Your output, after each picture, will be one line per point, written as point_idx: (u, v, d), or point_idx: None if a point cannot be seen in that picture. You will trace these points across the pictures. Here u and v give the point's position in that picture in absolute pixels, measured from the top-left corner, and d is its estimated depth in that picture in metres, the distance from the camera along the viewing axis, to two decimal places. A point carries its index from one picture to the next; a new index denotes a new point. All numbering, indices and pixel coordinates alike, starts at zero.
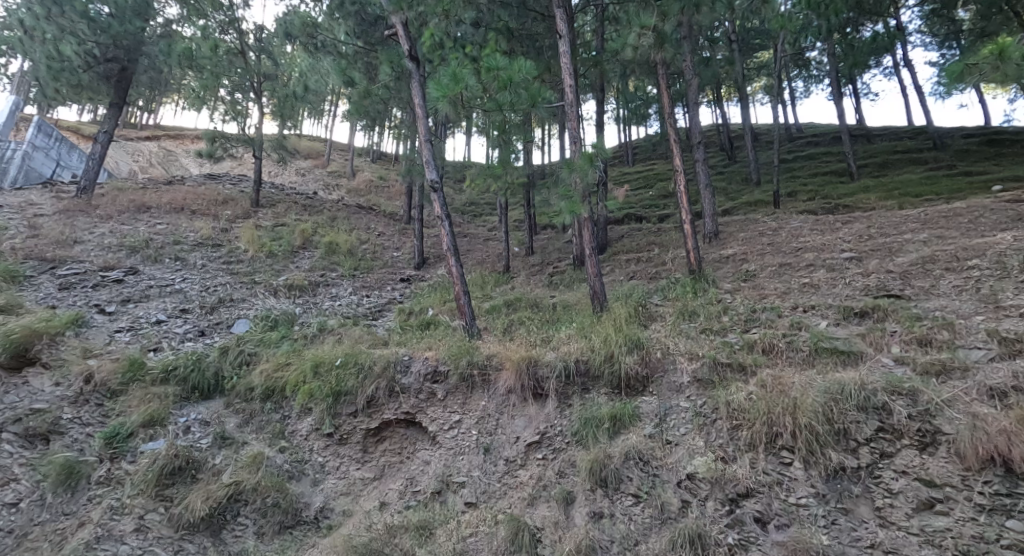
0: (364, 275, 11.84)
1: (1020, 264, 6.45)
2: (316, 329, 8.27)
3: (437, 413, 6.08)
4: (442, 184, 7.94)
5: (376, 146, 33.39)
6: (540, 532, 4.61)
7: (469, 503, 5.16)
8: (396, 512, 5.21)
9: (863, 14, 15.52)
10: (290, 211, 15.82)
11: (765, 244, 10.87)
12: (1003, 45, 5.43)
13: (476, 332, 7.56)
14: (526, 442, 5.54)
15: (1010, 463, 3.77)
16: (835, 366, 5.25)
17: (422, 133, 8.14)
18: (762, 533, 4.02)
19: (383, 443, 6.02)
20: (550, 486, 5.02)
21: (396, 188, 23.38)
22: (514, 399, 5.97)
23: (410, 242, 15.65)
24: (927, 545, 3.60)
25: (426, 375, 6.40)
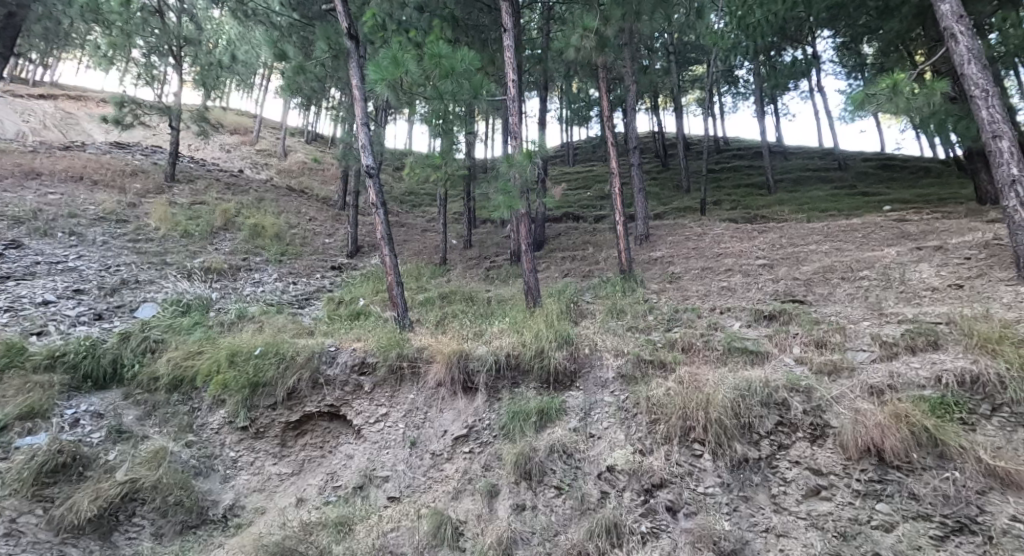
0: (293, 261, 11.41)
1: (902, 276, 7.17)
2: (235, 316, 7.91)
3: (363, 406, 5.99)
4: (377, 170, 7.75)
5: (310, 127, 32.14)
6: (462, 526, 4.67)
7: (392, 497, 5.15)
8: (314, 509, 5.12)
9: (786, 39, 16.65)
10: (211, 189, 14.92)
11: (691, 248, 11.45)
12: (897, 78, 6.08)
13: (407, 324, 7.49)
14: (454, 436, 5.56)
15: (882, 454, 4.18)
16: (744, 364, 5.65)
17: (359, 116, 7.89)
18: (671, 521, 4.28)
19: (305, 436, 5.87)
20: (475, 479, 5.07)
21: (331, 172, 22.60)
22: (443, 392, 5.97)
23: (343, 229, 15.23)
24: (812, 528, 3.97)
25: (353, 367, 6.27)
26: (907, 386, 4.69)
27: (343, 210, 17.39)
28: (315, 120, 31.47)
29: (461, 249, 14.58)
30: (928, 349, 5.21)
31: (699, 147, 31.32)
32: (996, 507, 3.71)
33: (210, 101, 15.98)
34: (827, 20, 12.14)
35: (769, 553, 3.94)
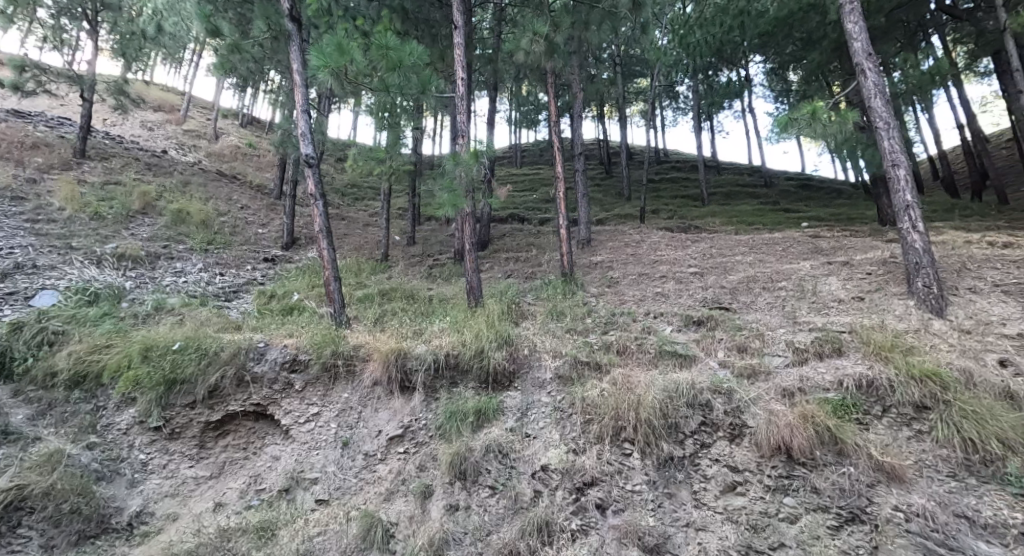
0: (220, 251, 10.91)
1: (815, 287, 7.76)
2: (151, 308, 7.48)
3: (292, 405, 5.83)
4: (317, 159, 7.52)
5: (245, 110, 30.77)
6: (393, 528, 4.63)
7: (321, 500, 5.03)
8: (234, 514, 4.93)
9: (724, 59, 17.55)
10: (127, 169, 14.01)
11: (629, 255, 11.86)
12: (816, 105, 6.62)
13: (343, 321, 7.34)
14: (388, 436, 5.52)
15: (790, 451, 4.52)
16: (673, 366, 5.94)
17: (299, 103, 7.65)
18: (600, 518, 4.43)
19: (226, 437, 5.63)
20: (409, 480, 5.05)
21: (267, 159, 21.73)
22: (379, 391, 5.92)
23: (277, 219, 14.69)
24: (728, 522, 4.23)
25: (283, 364, 6.10)
26: (814, 389, 5.09)
27: (279, 199, 16.77)
28: (250, 103, 30.17)
29: (403, 246, 14.41)
30: (833, 355, 5.67)
31: (641, 157, 32.41)
32: (881, 499, 4.11)
33: (131, 74, 14.98)
34: (758, 45, 12.95)
35: (690, 546, 4.15)
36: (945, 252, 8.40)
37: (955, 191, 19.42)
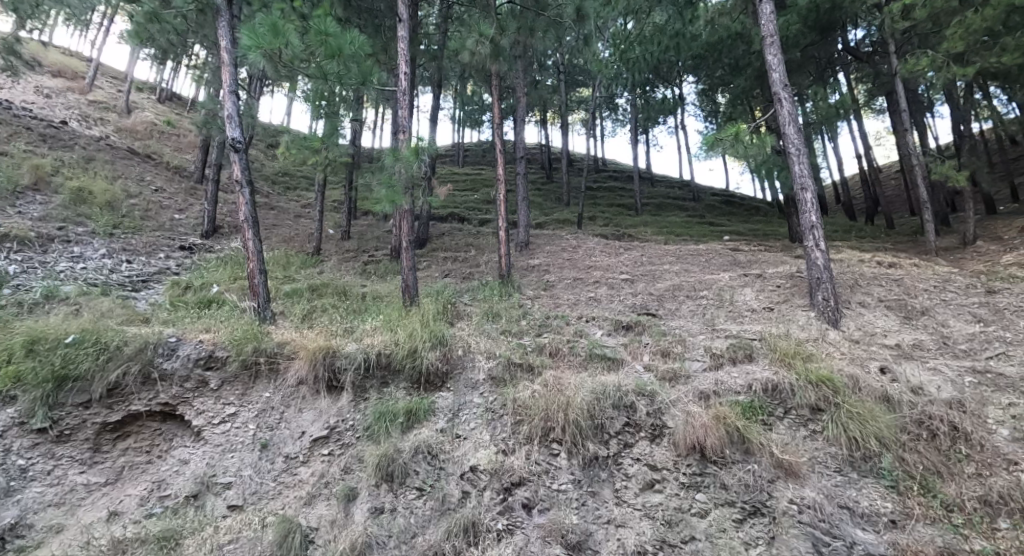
0: (128, 236, 10.20)
1: (733, 297, 8.28)
2: (40, 297, 6.89)
3: (205, 404, 5.56)
4: (245, 144, 7.20)
5: (162, 84, 28.73)
6: (313, 532, 4.50)
7: (233, 506, 4.80)
8: (131, 523, 4.63)
9: (661, 76, 18.34)
10: (17, 138, 12.74)
11: (565, 259, 12.14)
12: (740, 128, 7.15)
13: (268, 317, 7.06)
14: (312, 437, 5.36)
15: (704, 450, 4.81)
16: (602, 369, 6.16)
17: (226, 83, 7.27)
18: (526, 518, 4.51)
19: (126, 440, 5.29)
20: (332, 483, 4.92)
21: (187, 139, 20.43)
22: (304, 390, 5.77)
23: (197, 205, 13.88)
24: (645, 518, 4.43)
25: (197, 361, 5.83)
26: (727, 391, 5.45)
27: (201, 183, 15.86)
28: (170, 77, 28.25)
29: (336, 240, 14.03)
30: (745, 361, 6.09)
31: (580, 164, 33.20)
32: (779, 492, 4.46)
33: (26, 33, 13.65)
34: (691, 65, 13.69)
35: (610, 542, 4.31)
36: (843, 269, 9.23)
37: (853, 214, 21.32)
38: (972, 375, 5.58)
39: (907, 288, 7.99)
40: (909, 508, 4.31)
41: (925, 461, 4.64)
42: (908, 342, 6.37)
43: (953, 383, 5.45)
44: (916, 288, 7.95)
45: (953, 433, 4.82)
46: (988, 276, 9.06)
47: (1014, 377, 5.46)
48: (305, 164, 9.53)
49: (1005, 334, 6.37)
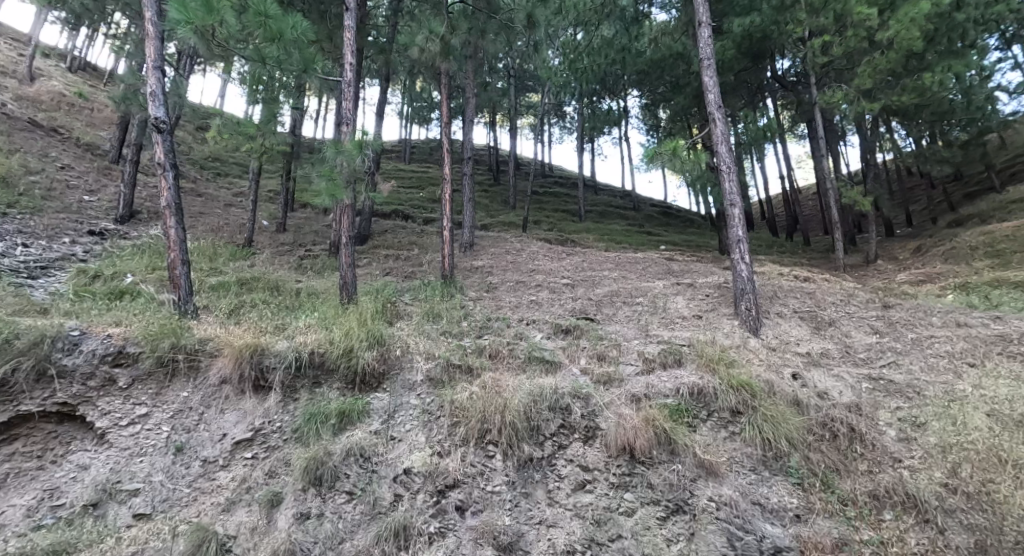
0: (26, 217, 9.39)
1: (666, 305, 8.63)
2: None
3: (111, 405, 5.21)
4: (169, 126, 6.79)
5: (75, 52, 26.47)
6: (231, 541, 4.31)
7: (139, 515, 4.50)
8: (16, 536, 4.25)
9: (607, 87, 18.84)
10: None
11: (508, 262, 12.23)
12: (677, 144, 7.51)
13: (190, 311, 6.71)
14: (234, 440, 5.14)
15: (633, 451, 4.99)
16: (540, 371, 6.26)
17: (150, 58, 6.80)
18: (459, 520, 4.51)
19: (14, 444, 4.87)
20: (254, 488, 4.71)
21: (104, 116, 18.98)
22: (227, 390, 5.53)
23: (112, 188, 12.95)
24: (575, 518, 4.54)
25: (104, 357, 5.47)
26: (657, 395, 5.68)
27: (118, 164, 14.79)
28: (85, 45, 26.09)
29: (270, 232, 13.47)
30: (674, 365, 6.37)
31: (527, 168, 33.51)
32: (700, 491, 4.69)
33: None
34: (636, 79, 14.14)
35: (540, 542, 4.38)
36: (764, 281, 9.84)
37: (776, 229, 22.72)
38: (869, 381, 6.08)
39: (817, 301, 8.62)
40: (812, 503, 4.63)
41: (827, 460, 5.00)
42: (817, 351, 6.88)
43: (852, 388, 5.94)
44: (825, 301, 8.60)
45: (850, 434, 5.22)
46: (885, 292, 9.95)
47: (903, 383, 6.00)
48: (237, 151, 9.10)
49: (898, 344, 7.01)
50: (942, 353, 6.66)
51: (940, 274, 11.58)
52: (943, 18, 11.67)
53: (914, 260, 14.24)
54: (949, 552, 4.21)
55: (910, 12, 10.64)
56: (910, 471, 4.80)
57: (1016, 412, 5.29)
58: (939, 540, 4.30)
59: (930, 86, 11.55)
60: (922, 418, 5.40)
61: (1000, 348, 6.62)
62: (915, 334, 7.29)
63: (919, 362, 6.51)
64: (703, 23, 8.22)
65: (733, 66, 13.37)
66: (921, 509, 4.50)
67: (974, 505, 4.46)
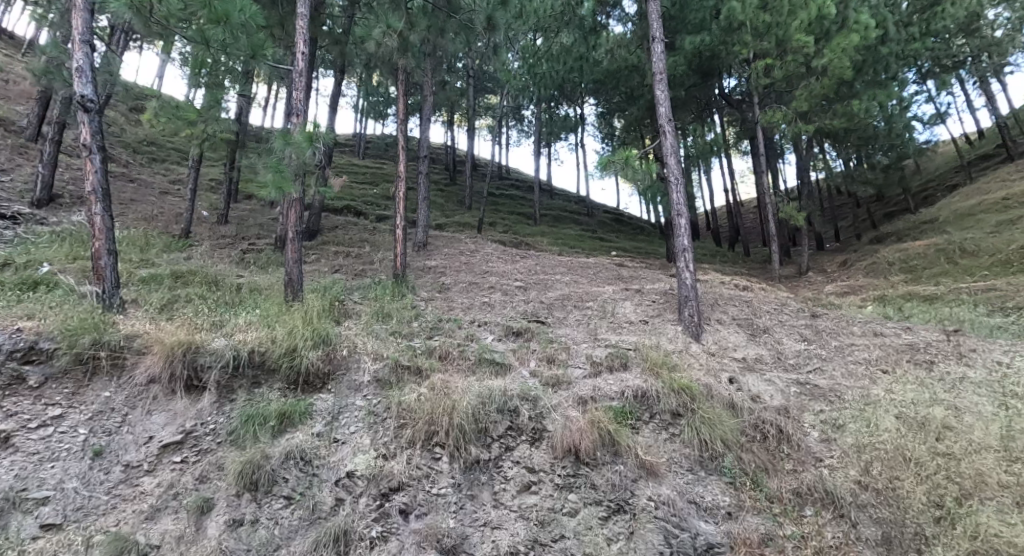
0: None
1: (615, 310, 8.81)
2: None
3: (20, 405, 4.80)
4: (98, 106, 6.36)
5: None
6: (154, 551, 4.07)
7: (47, 525, 4.15)
8: None
9: (564, 94, 19.07)
10: None
11: (461, 262, 12.18)
12: (630, 153, 7.74)
13: (116, 306, 6.32)
14: (162, 443, 4.87)
15: (578, 453, 5.06)
16: (489, 373, 6.26)
17: (78, 31, 6.32)
18: (402, 523, 4.44)
19: None
20: (182, 494, 4.47)
21: (25, 91, 17.63)
22: (155, 390, 5.26)
23: (31, 169, 12.06)
24: (520, 519, 4.56)
25: (12, 353, 5.08)
26: (603, 397, 5.80)
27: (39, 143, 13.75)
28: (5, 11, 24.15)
29: (211, 224, 12.89)
30: (620, 368, 6.51)
31: (484, 169, 33.45)
32: (640, 490, 4.80)
33: None
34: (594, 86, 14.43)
35: (484, 544, 4.37)
36: (706, 289, 10.22)
37: (720, 240, 23.63)
38: (797, 386, 6.44)
39: (753, 310, 9.03)
40: (742, 500, 4.82)
41: (758, 459, 5.23)
42: (753, 356, 7.21)
43: (782, 392, 6.27)
44: (761, 310, 9.02)
45: (779, 435, 5.50)
46: (815, 302, 10.54)
47: (826, 388, 6.38)
48: (176, 136, 8.66)
49: (823, 351, 7.45)
50: (861, 359, 7.13)
51: (863, 287, 12.40)
52: (869, 51, 13.18)
53: (841, 273, 15.17)
54: (859, 544, 4.48)
55: (842, 43, 11.75)
56: (829, 470, 5.09)
57: (921, 413, 5.68)
58: (852, 533, 4.56)
59: (857, 113, 12.61)
60: (842, 420, 5.74)
61: (910, 355, 7.17)
62: (838, 341, 7.78)
63: (840, 368, 6.93)
64: (656, 39, 8.47)
65: (684, 81, 13.84)
66: (838, 505, 4.76)
67: (882, 500, 4.76)
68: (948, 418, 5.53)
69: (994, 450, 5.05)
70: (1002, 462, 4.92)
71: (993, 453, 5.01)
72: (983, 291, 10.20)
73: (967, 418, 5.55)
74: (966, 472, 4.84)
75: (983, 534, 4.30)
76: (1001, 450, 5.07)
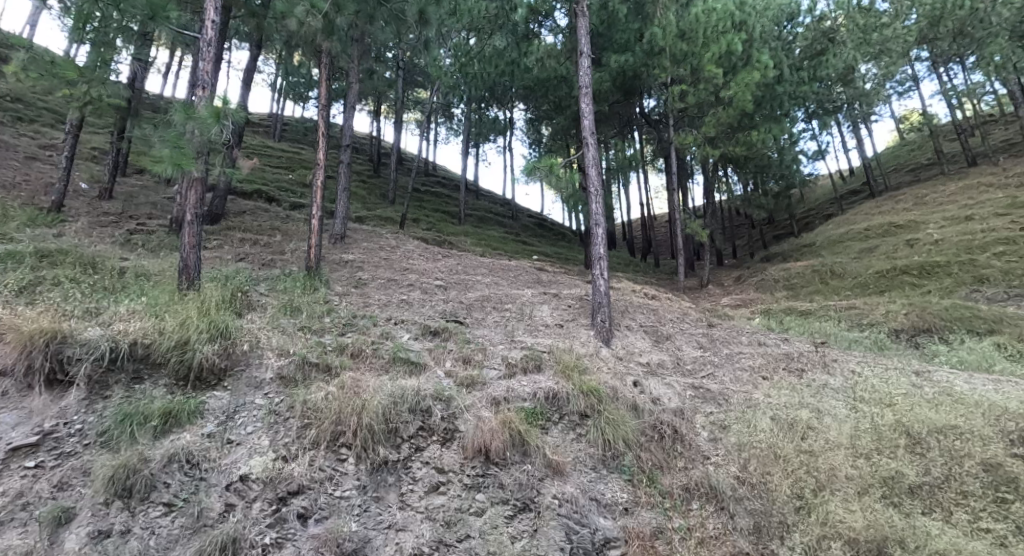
0: None
1: (533, 312, 8.93)
2: None
3: None
4: None
5: None
6: None
7: None
8: None
9: (494, 95, 19.13)
10: None
11: (380, 258, 11.85)
12: (555, 162, 7.91)
13: None
14: (12, 446, 4.28)
15: (488, 453, 5.04)
16: (403, 373, 6.10)
17: None
18: (300, 528, 4.19)
19: None
20: (34, 504, 3.96)
21: None
22: (6, 385, 4.69)
23: None
24: (425, 520, 4.44)
25: None
26: (516, 398, 5.83)
27: None
28: None
29: (92, 199, 11.60)
30: (534, 371, 6.57)
31: (409, 164, 32.84)
32: (546, 489, 4.84)
33: None
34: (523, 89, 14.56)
35: (387, 547, 4.21)
36: (618, 296, 10.62)
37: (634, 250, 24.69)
38: (693, 389, 6.83)
39: (659, 318, 9.49)
40: (638, 496, 5.01)
41: (654, 458, 5.47)
42: (656, 361, 7.56)
43: (679, 395, 6.63)
44: (665, 318, 9.49)
45: (674, 435, 5.79)
46: (713, 313, 11.28)
47: (717, 391, 6.83)
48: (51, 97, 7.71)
49: (715, 358, 7.96)
50: (746, 367, 7.69)
51: (753, 300, 13.42)
52: (768, 88, 14.38)
53: (735, 287, 16.32)
54: (734, 534, 4.73)
55: (746, 79, 12.86)
56: (715, 466, 5.42)
57: (791, 415, 6.16)
58: (728, 524, 4.81)
59: (756, 142, 13.70)
60: (727, 421, 6.14)
61: (786, 364, 7.84)
62: (729, 349, 8.37)
63: (729, 374, 7.43)
64: (584, 53, 8.67)
65: (608, 96, 14.32)
66: (719, 499, 5.03)
67: (755, 493, 5.06)
68: (811, 420, 6.02)
69: (845, 447, 5.49)
70: (848, 457, 5.33)
71: (843, 450, 5.44)
72: (846, 308, 11.40)
73: (826, 419, 6.06)
74: (821, 467, 5.19)
75: (830, 521, 4.63)
76: (849, 446, 5.51)
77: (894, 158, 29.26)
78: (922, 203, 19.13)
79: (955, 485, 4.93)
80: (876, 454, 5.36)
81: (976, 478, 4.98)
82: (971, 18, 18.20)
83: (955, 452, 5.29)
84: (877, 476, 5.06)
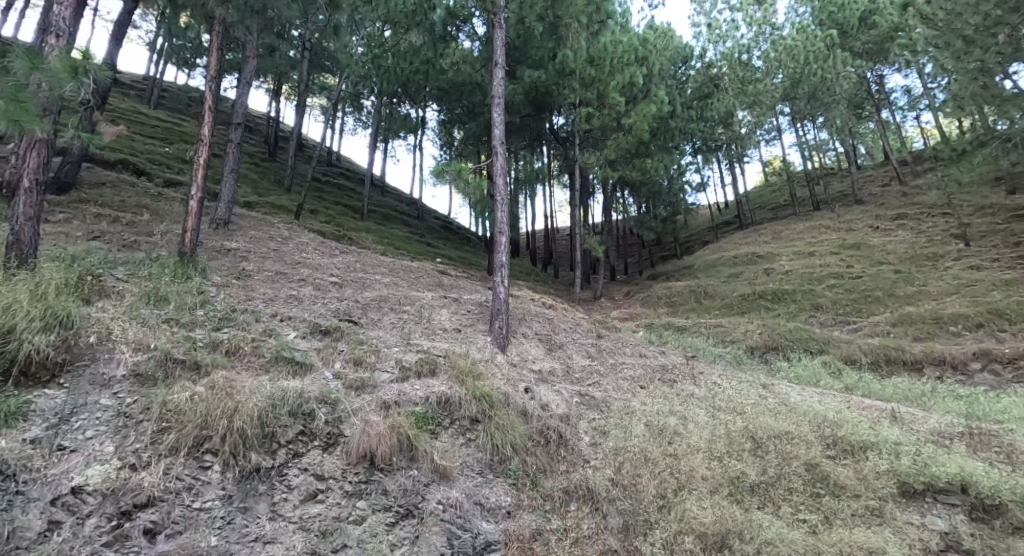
0: None
1: (430, 315, 8.74)
2: None
3: None
4: None
5: None
6: None
7: None
8: None
9: (405, 93, 18.72)
10: None
11: (269, 248, 11.01)
12: (462, 167, 7.81)
13: None
14: None
15: (373, 458, 4.77)
16: (286, 374, 5.63)
17: None
18: (145, 546, 3.72)
19: None
20: None
21: None
22: None
23: None
24: (298, 531, 4.09)
25: None
26: (406, 402, 5.60)
27: None
28: None
29: None
30: (427, 375, 6.37)
31: (311, 151, 31.17)
32: (431, 494, 4.68)
33: None
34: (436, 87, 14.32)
35: None
36: (516, 303, 10.71)
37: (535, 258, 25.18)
38: (579, 396, 7.02)
39: (553, 326, 9.67)
40: (521, 500, 5.01)
41: (539, 461, 5.52)
42: (547, 369, 7.67)
43: (566, 401, 6.78)
44: (558, 327, 9.72)
45: (559, 440, 5.90)
46: (603, 324, 11.76)
47: (600, 399, 7.07)
48: None
49: (600, 367, 8.27)
50: (628, 376, 8.05)
51: (639, 314, 14.18)
52: (662, 121, 15.43)
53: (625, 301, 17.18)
54: (607, 533, 4.87)
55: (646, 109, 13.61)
56: (595, 470, 5.56)
57: (661, 421, 6.49)
58: (602, 524, 4.95)
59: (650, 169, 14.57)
60: (608, 427, 6.36)
61: (662, 375, 8.32)
62: (614, 359, 8.73)
63: (612, 383, 7.73)
64: (498, 64, 8.67)
65: (519, 109, 14.47)
66: (595, 500, 5.16)
67: (626, 493, 5.24)
68: (679, 426, 6.39)
69: (704, 451, 5.86)
70: (706, 459, 5.69)
71: (703, 453, 5.81)
72: (713, 325, 12.42)
73: (691, 425, 6.47)
74: (683, 469, 5.50)
75: (686, 518, 4.87)
76: (709, 449, 5.90)
77: (760, 196, 32.69)
78: (779, 237, 21.47)
79: (786, 483, 5.40)
80: (728, 457, 5.76)
81: (800, 476, 5.49)
82: (821, 85, 19.90)
83: (786, 454, 5.80)
84: (733, 477, 5.43)
